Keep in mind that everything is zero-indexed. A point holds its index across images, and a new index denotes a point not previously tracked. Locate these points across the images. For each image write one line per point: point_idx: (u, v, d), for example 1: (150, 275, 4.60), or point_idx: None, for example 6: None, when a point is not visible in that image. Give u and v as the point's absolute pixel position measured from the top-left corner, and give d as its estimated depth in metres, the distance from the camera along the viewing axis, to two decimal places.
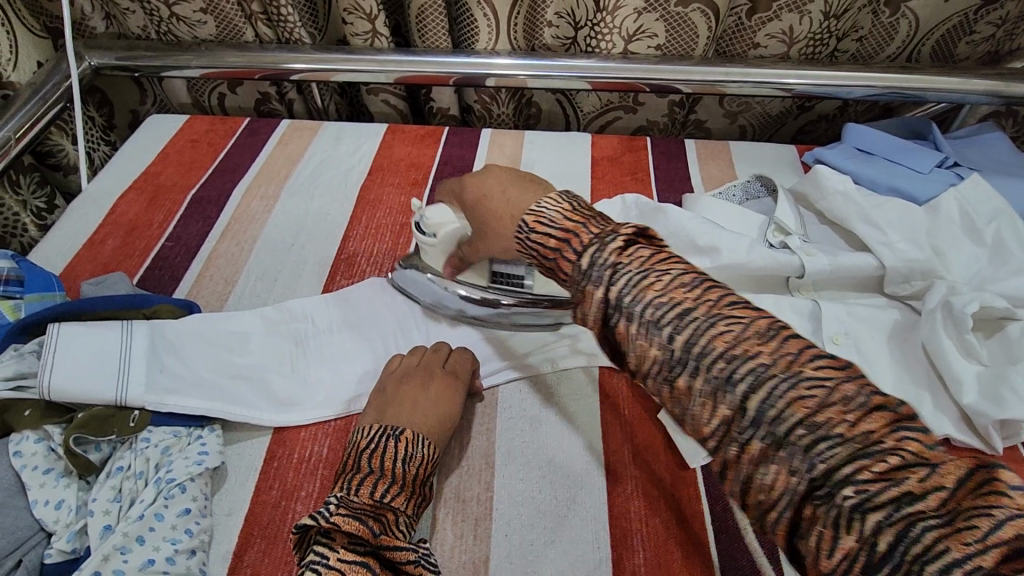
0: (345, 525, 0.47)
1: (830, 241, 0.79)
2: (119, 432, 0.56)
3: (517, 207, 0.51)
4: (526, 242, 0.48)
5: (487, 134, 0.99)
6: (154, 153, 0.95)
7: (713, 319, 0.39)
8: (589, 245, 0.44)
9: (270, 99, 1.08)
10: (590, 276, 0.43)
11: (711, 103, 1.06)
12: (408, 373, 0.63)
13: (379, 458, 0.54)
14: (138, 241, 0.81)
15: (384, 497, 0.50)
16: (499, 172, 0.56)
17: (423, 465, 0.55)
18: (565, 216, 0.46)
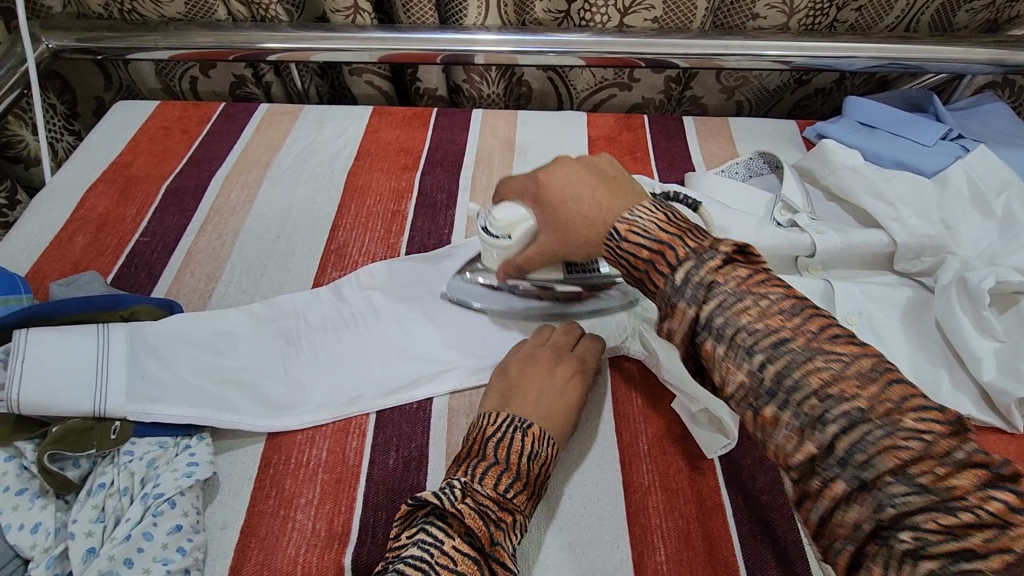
0: (469, 519, 0.46)
1: (838, 218, 0.76)
2: (99, 447, 0.52)
3: (607, 212, 0.49)
4: (616, 251, 0.47)
5: (479, 115, 0.94)
6: (123, 142, 0.89)
7: (740, 294, 0.41)
8: (686, 259, 0.43)
9: (246, 82, 1.02)
10: (683, 293, 0.42)
11: (708, 78, 1.02)
12: (536, 356, 0.60)
13: (507, 450, 0.52)
14: (110, 237, 0.76)
15: (508, 493, 0.49)
16: (578, 167, 0.54)
17: (545, 465, 0.53)
18: (660, 226, 0.46)
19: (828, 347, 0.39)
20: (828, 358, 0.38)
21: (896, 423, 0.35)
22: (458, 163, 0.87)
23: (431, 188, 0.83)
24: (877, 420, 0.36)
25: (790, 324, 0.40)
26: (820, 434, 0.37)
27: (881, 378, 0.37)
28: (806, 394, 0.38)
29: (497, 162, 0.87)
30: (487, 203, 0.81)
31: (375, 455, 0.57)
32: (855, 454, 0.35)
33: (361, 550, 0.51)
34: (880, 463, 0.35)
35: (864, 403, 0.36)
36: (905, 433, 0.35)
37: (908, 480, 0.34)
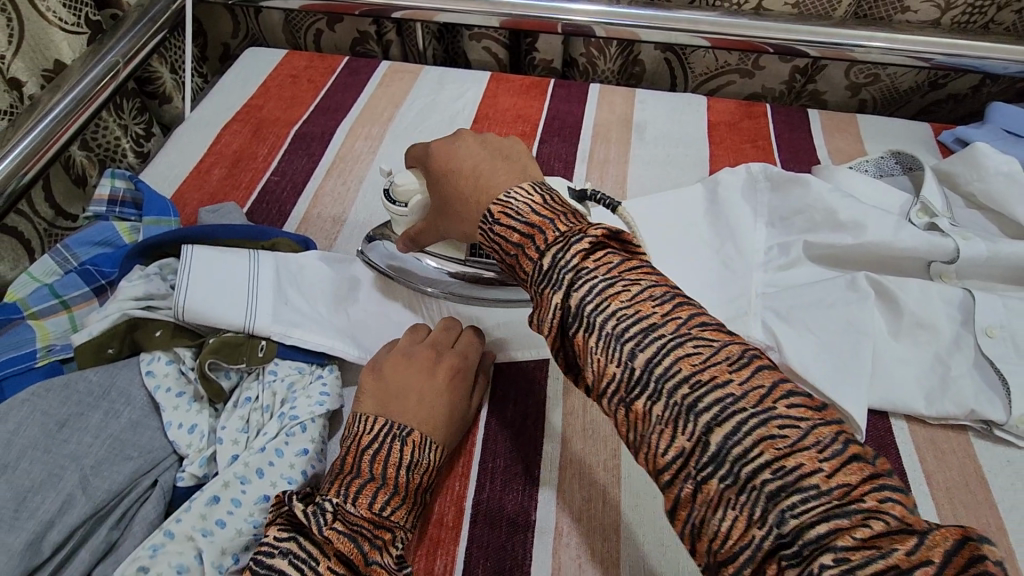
0: (339, 543, 0.41)
1: (980, 226, 0.72)
2: (248, 362, 0.55)
3: (486, 190, 0.46)
4: (488, 233, 0.44)
5: (596, 90, 0.93)
6: (254, 86, 0.92)
7: (678, 339, 0.35)
8: (553, 245, 0.40)
9: (368, 40, 1.05)
10: (549, 279, 0.39)
11: (836, 72, 0.98)
12: (416, 353, 0.54)
13: (383, 462, 0.45)
14: (243, 173, 0.79)
15: (386, 511, 0.43)
16: (473, 143, 0.52)
17: (427, 475, 0.47)
18: (533, 208, 0.43)
19: (782, 408, 0.32)
20: (783, 424, 0.32)
21: (766, 409, 0.32)
22: (576, 135, 0.86)
23: (549, 156, 0.83)
24: (751, 408, 0.32)
25: (738, 379, 0.33)
26: (701, 428, 0.33)
27: (751, 364, 0.34)
28: (761, 466, 0.31)
29: (615, 138, 0.86)
30: (604, 177, 0.81)
31: (493, 405, 0.58)
32: (729, 447, 0.32)
33: (480, 494, 0.53)
34: (755, 455, 0.31)
35: (737, 390, 0.33)
36: (779, 420, 0.32)
37: (780, 471, 0.30)
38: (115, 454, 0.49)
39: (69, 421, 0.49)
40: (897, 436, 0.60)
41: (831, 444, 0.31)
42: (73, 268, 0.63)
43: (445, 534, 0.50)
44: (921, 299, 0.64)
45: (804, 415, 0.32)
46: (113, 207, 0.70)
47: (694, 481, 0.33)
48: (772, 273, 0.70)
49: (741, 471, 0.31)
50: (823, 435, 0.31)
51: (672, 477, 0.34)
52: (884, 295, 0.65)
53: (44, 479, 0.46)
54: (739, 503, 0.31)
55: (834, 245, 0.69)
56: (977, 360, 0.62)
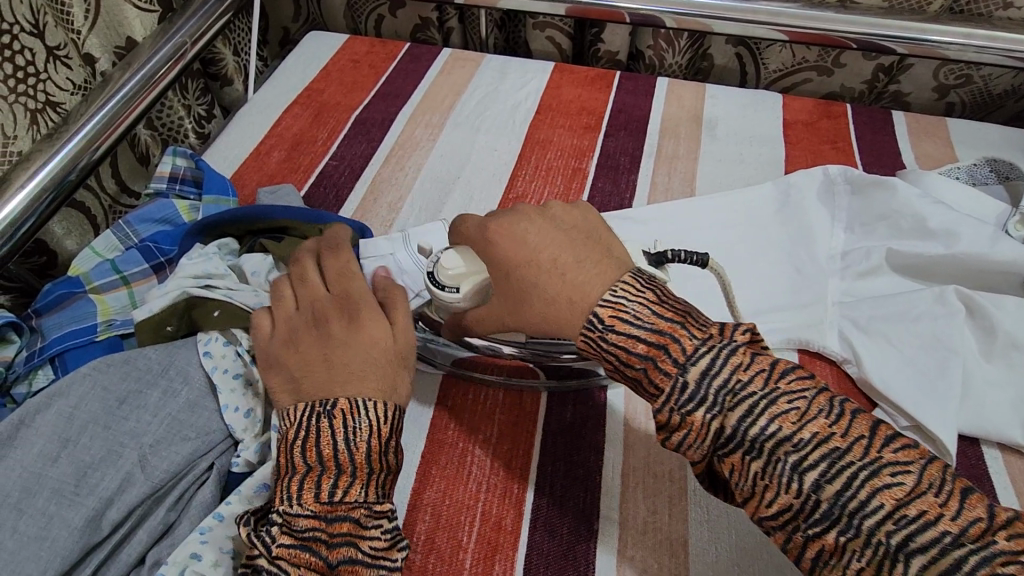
0: (293, 554, 0.38)
1: None
2: None
3: (579, 291, 0.41)
4: (600, 343, 0.40)
5: (664, 85, 0.90)
6: (316, 70, 0.92)
7: (771, 395, 0.35)
8: (696, 353, 0.37)
9: (429, 26, 1.03)
10: (697, 398, 0.36)
11: (923, 72, 0.92)
12: (320, 322, 0.48)
13: (315, 447, 0.41)
14: (302, 156, 0.78)
15: (336, 499, 0.39)
16: (541, 224, 0.46)
17: (375, 433, 0.42)
18: (651, 312, 0.39)
19: (888, 456, 0.33)
20: (894, 471, 0.32)
21: (876, 460, 0.33)
22: (642, 129, 0.83)
23: (614, 150, 0.80)
24: (861, 461, 0.33)
25: (839, 432, 0.34)
26: (811, 486, 0.33)
27: (846, 413, 0.35)
28: (879, 518, 0.31)
29: (684, 134, 0.82)
30: (671, 174, 0.77)
31: (551, 405, 0.56)
32: (831, 493, 0.33)
33: (541, 498, 0.50)
34: (874, 508, 0.32)
35: (841, 442, 0.34)
36: (890, 468, 0.32)
37: (903, 521, 0.31)
38: (173, 434, 0.48)
39: (127, 399, 0.48)
40: (990, 466, 0.55)
41: (941, 485, 0.32)
42: (134, 245, 0.63)
43: (503, 538, 0.48)
44: (1019, 317, 0.59)
45: (909, 458, 0.33)
46: (173, 184, 0.69)
47: (804, 535, 0.33)
48: (849, 281, 0.66)
49: (857, 525, 0.32)
50: (933, 476, 0.32)
51: (775, 526, 0.34)
52: (975, 310, 0.60)
53: (103, 456, 0.46)
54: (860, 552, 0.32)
55: (922, 254, 0.64)
56: None
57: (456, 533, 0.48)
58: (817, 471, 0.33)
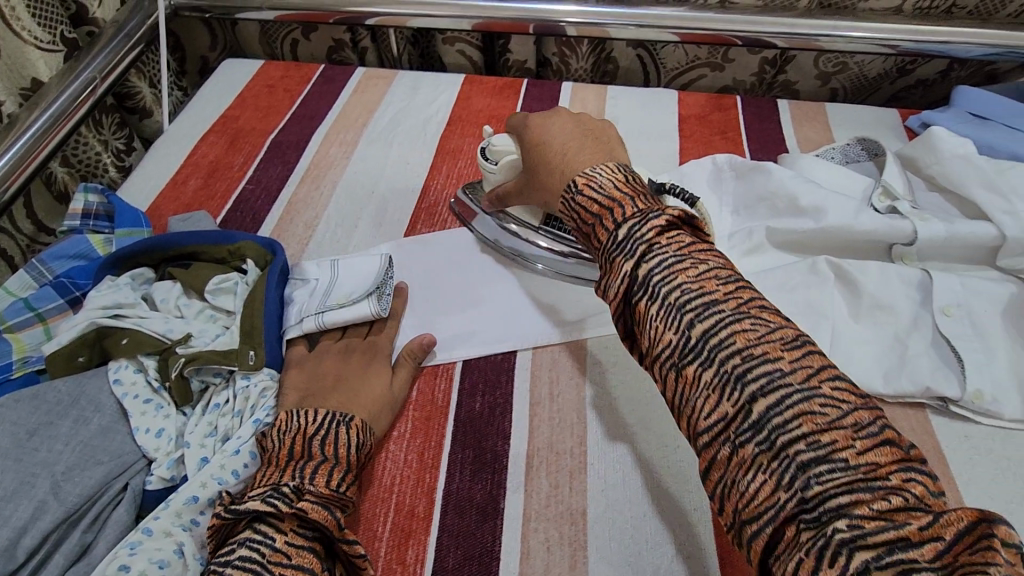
0: (312, 511, 0.43)
1: (940, 208, 0.73)
2: (239, 365, 0.56)
3: (569, 167, 0.54)
4: (571, 203, 0.50)
5: (568, 89, 0.95)
6: (232, 97, 0.94)
7: (739, 315, 0.39)
8: (629, 218, 0.45)
9: (344, 47, 1.06)
10: (622, 247, 0.44)
11: (805, 62, 0.99)
12: (333, 352, 0.59)
13: (333, 446, 0.49)
14: (219, 182, 0.81)
15: (342, 488, 0.46)
16: (568, 118, 0.61)
17: (367, 455, 0.52)
18: (614, 185, 0.48)
19: (827, 388, 0.35)
20: (825, 402, 0.35)
21: (813, 388, 0.35)
22: None
23: None
24: (797, 383, 0.35)
25: (788, 357, 0.36)
26: (746, 396, 0.36)
27: (803, 347, 0.37)
28: (795, 437, 0.34)
29: None
30: None
31: (462, 398, 0.60)
32: (751, 382, 0.36)
33: (451, 484, 0.54)
34: (794, 427, 0.34)
35: (787, 365, 0.36)
36: (821, 398, 0.35)
37: (815, 443, 0.33)
38: (86, 460, 0.50)
39: (38, 430, 0.50)
40: None
41: (868, 426, 0.34)
42: (48, 281, 0.65)
43: (416, 524, 0.52)
44: (880, 280, 0.66)
45: (847, 398, 0.35)
46: (87, 221, 0.71)
47: (732, 446, 0.36)
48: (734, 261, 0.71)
49: (777, 442, 0.34)
50: (860, 417, 0.34)
51: (711, 439, 0.37)
52: (844, 278, 0.66)
53: (16, 488, 0.47)
54: (770, 469, 0.34)
55: (797, 230, 0.70)
56: (934, 338, 0.63)
57: (371, 525, 0.52)
58: (758, 382, 0.36)
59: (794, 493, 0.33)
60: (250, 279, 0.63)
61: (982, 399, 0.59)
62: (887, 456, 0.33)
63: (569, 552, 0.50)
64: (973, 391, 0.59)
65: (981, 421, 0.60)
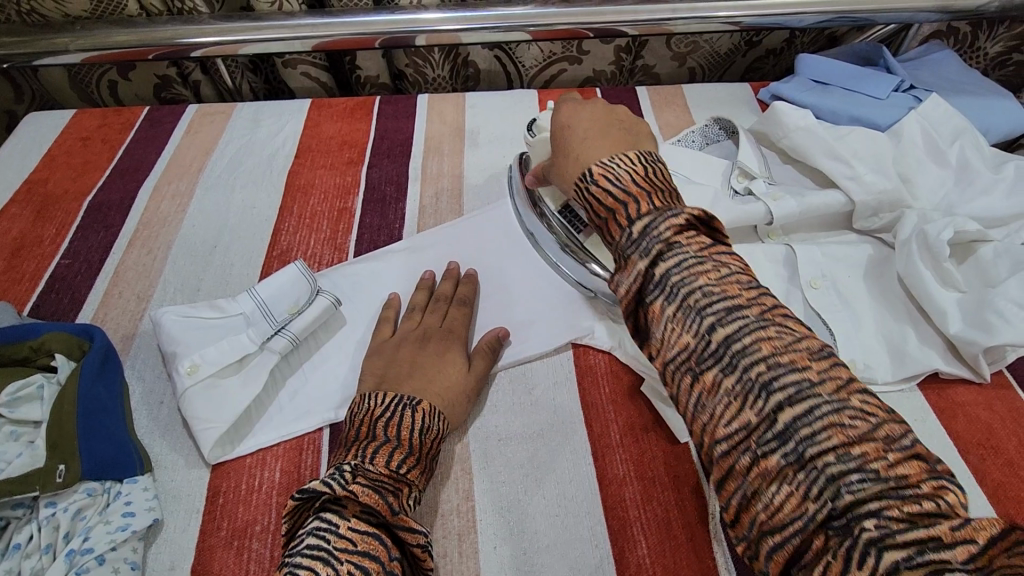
0: (365, 495, 0.43)
1: (795, 180, 0.75)
2: (44, 489, 0.47)
3: (585, 152, 0.52)
4: (584, 191, 0.47)
5: (425, 102, 0.90)
6: (38, 156, 0.81)
7: (764, 322, 0.38)
8: (645, 214, 0.43)
9: (172, 83, 0.95)
10: (637, 246, 0.42)
11: (659, 45, 1.00)
12: (399, 343, 0.59)
13: (397, 427, 0.49)
14: (25, 262, 0.69)
15: (401, 470, 0.47)
16: (598, 109, 0.56)
17: (436, 439, 0.51)
18: (633, 177, 0.45)
19: (818, 368, 0.36)
20: (804, 373, 0.35)
21: (801, 364, 0.36)
22: (406, 153, 0.82)
23: (380, 181, 0.79)
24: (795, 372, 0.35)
25: (815, 366, 0.36)
26: (706, 328, 0.38)
27: (829, 357, 0.37)
28: (787, 405, 0.35)
29: (448, 150, 0.83)
30: (439, 193, 0.77)
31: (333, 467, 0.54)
32: (730, 344, 0.37)
33: None
34: (780, 381, 0.35)
35: (815, 375, 0.35)
36: (809, 376, 0.35)
37: (800, 404, 0.35)
38: None
39: None
40: None
41: (848, 395, 0.35)
42: None
43: None
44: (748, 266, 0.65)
45: (824, 365, 0.36)
46: None
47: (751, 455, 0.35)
48: None
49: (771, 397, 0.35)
50: (838, 382, 0.35)
51: (729, 448, 0.36)
52: None
53: None
54: (795, 481, 0.34)
55: None
56: (806, 314, 0.63)
57: None
58: (759, 375, 0.36)
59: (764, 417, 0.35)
60: (60, 377, 0.54)
61: (857, 368, 0.60)
62: (872, 415, 0.34)
63: None
64: (846, 361, 0.59)
65: None
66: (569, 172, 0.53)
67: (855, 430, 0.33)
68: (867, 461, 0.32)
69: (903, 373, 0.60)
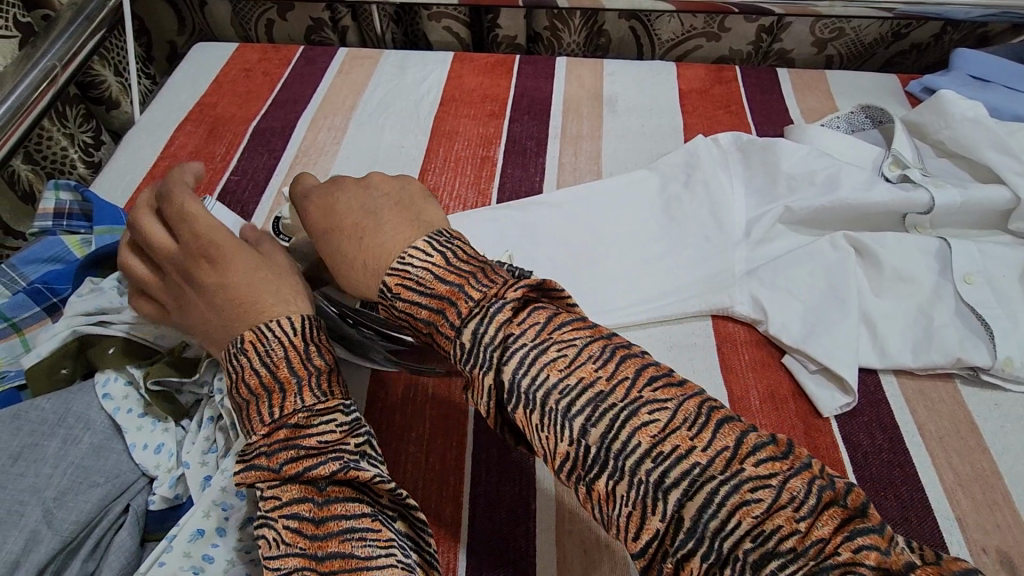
0: (246, 471, 0.38)
1: (951, 173, 0.72)
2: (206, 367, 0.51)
3: (381, 249, 0.42)
4: (393, 310, 0.40)
5: (563, 65, 0.91)
6: (207, 82, 0.88)
7: (632, 406, 0.32)
8: (469, 316, 0.36)
9: (323, 27, 1.01)
10: (472, 359, 0.35)
11: (802, 29, 0.98)
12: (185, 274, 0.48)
13: (243, 383, 0.41)
14: (200, 175, 0.75)
15: (274, 414, 0.39)
16: (356, 193, 0.47)
17: (285, 351, 0.41)
18: (432, 277, 0.39)
19: (749, 467, 0.30)
20: (754, 487, 0.29)
21: (633, 399, 0.32)
22: (545, 111, 0.84)
23: (520, 135, 0.81)
24: (719, 475, 0.30)
25: (699, 444, 0.30)
26: (578, 431, 0.32)
27: (708, 419, 0.31)
28: (640, 457, 0.31)
29: (586, 113, 0.84)
30: (578, 154, 0.79)
31: None
32: (609, 444, 0.32)
33: (477, 486, 0.51)
34: (732, 527, 0.29)
35: (703, 456, 0.30)
36: (750, 483, 0.29)
37: (660, 458, 0.30)
38: (80, 483, 0.46)
39: (23, 453, 0.46)
40: (886, 390, 0.59)
41: (806, 498, 0.29)
42: (23, 288, 0.59)
43: (445, 529, 0.49)
44: (899, 252, 0.64)
45: (774, 469, 0.30)
46: (60, 221, 0.64)
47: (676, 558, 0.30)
48: (752, 248, 0.67)
49: (668, 499, 0.30)
50: (796, 489, 0.29)
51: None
52: (864, 251, 0.64)
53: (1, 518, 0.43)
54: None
55: (815, 205, 0.67)
56: (958, 307, 0.62)
57: None
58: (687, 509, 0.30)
59: (667, 523, 0.30)
60: None
61: (1012, 365, 0.58)
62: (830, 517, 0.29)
63: (605, 552, 0.48)
64: (1002, 358, 0.58)
65: (1011, 388, 0.59)
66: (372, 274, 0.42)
67: (801, 521, 0.28)
68: (742, 486, 0.29)
69: None
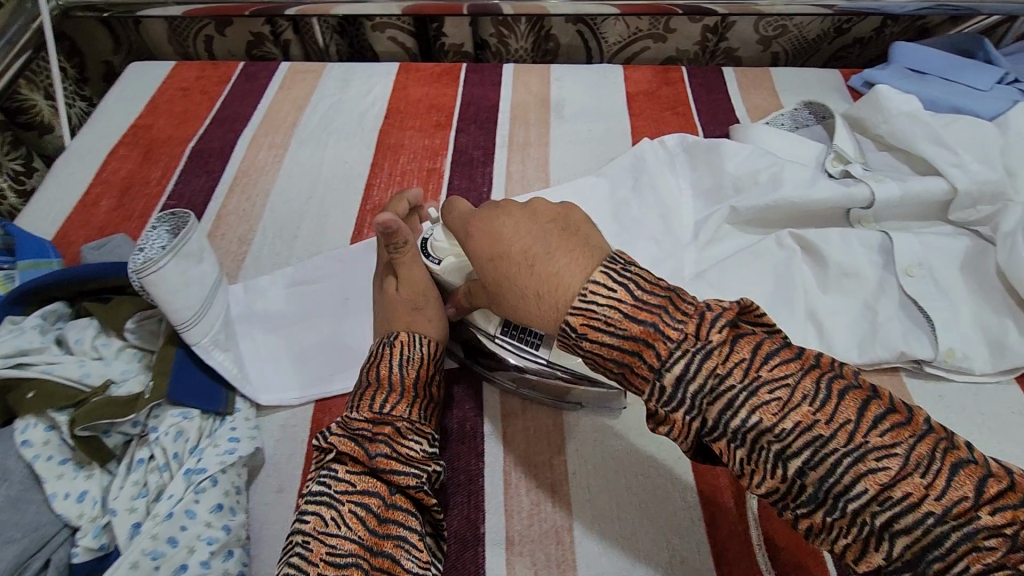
0: (340, 444, 0.43)
1: (892, 167, 0.73)
2: (137, 408, 0.49)
3: (561, 289, 0.40)
4: (578, 348, 0.40)
5: (510, 72, 0.90)
6: (142, 104, 0.85)
7: (851, 449, 0.33)
8: (674, 359, 0.36)
9: (264, 41, 0.99)
10: (675, 396, 0.36)
11: (745, 27, 0.98)
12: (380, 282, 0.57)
13: (375, 370, 0.48)
14: (134, 201, 0.73)
15: (385, 409, 0.45)
16: (518, 216, 0.46)
17: (424, 365, 0.49)
18: (625, 318, 0.38)
19: (960, 506, 0.32)
20: (961, 524, 0.31)
21: (856, 441, 0.33)
22: (492, 120, 0.83)
23: (467, 145, 0.80)
24: (935, 514, 0.32)
25: (921, 486, 0.32)
26: (785, 462, 0.34)
27: (929, 451, 0.32)
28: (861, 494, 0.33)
29: (533, 119, 0.84)
30: (526, 162, 0.78)
31: None
32: (820, 473, 0.33)
33: None
34: (858, 489, 0.33)
35: (919, 492, 0.32)
36: (958, 519, 0.31)
37: (877, 495, 0.32)
38: None
39: None
40: None
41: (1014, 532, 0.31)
42: None
43: None
44: (843, 248, 0.64)
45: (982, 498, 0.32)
46: None
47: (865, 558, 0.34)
48: (700, 250, 0.67)
49: (856, 516, 0.33)
50: (920, 453, 0.32)
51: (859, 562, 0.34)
52: (808, 249, 0.65)
53: None
54: None
55: (759, 205, 0.67)
56: (900, 300, 0.62)
57: None
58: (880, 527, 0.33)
59: (868, 541, 0.33)
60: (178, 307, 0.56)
61: (955, 356, 0.59)
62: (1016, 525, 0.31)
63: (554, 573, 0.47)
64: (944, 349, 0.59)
65: (955, 378, 0.60)
66: (535, 307, 0.42)
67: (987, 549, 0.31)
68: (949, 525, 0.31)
69: (1002, 365, 0.59)
